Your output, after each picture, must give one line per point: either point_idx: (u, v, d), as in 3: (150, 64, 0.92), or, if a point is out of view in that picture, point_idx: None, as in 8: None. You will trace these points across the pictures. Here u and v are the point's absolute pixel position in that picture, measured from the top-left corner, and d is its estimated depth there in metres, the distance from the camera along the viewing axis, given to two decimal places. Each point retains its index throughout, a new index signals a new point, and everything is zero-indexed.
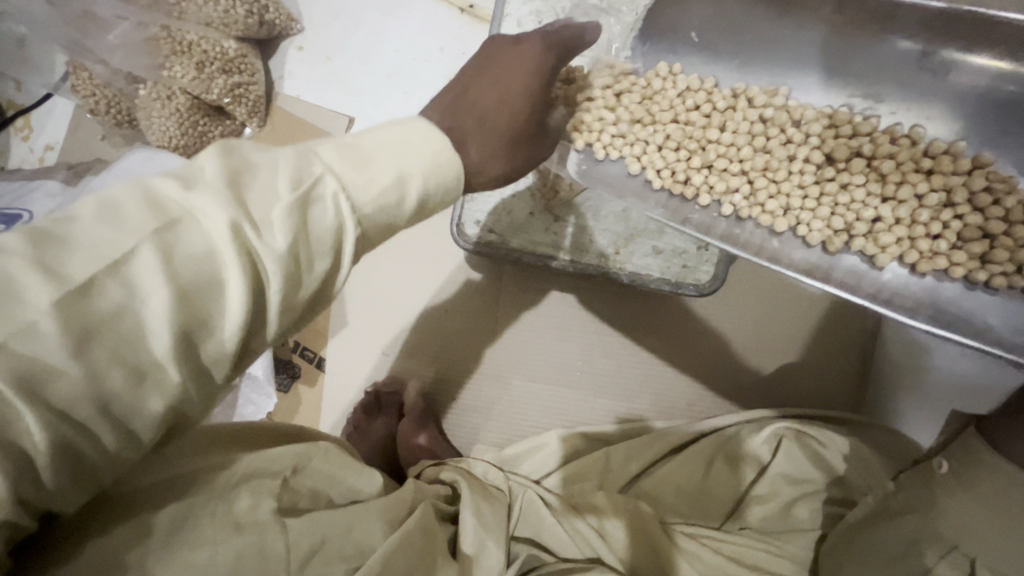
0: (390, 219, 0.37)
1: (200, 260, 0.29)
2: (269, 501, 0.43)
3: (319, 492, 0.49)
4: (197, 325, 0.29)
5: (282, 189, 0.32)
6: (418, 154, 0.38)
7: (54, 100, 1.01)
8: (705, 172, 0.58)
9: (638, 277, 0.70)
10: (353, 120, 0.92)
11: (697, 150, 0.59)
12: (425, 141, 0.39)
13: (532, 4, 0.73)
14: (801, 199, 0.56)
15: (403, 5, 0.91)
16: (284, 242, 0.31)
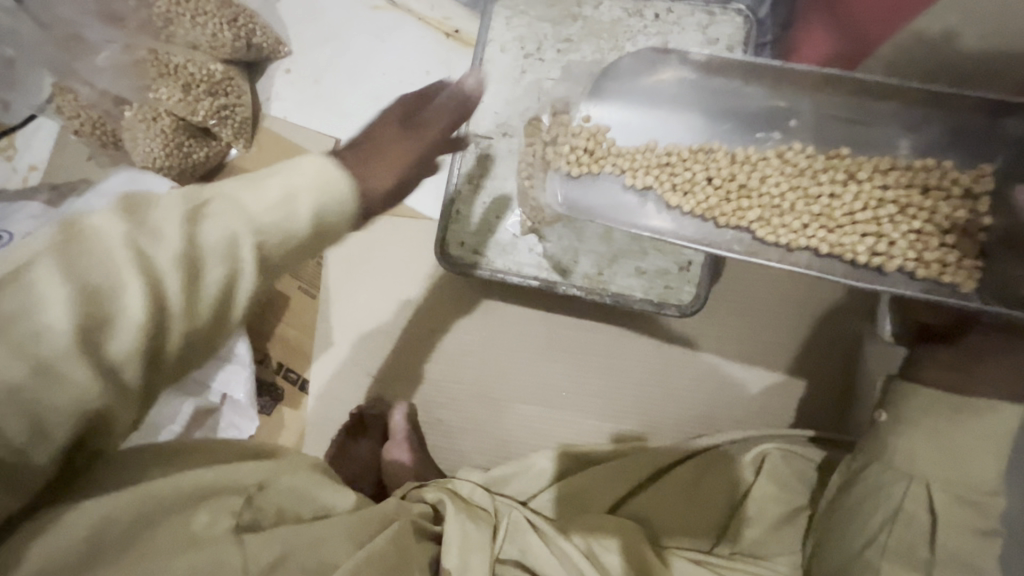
0: (287, 243, 0.39)
1: (92, 270, 0.33)
2: (227, 519, 0.42)
3: (287, 508, 0.48)
4: (99, 321, 0.33)
5: (177, 211, 0.36)
6: (305, 176, 0.40)
7: (40, 121, 1.02)
8: (718, 190, 0.64)
9: (621, 298, 0.69)
10: (340, 141, 0.92)
11: (708, 169, 0.64)
12: (319, 169, 0.41)
13: (515, 29, 0.74)
14: (805, 211, 0.63)
15: (391, 30, 0.93)
16: (179, 247, 0.35)
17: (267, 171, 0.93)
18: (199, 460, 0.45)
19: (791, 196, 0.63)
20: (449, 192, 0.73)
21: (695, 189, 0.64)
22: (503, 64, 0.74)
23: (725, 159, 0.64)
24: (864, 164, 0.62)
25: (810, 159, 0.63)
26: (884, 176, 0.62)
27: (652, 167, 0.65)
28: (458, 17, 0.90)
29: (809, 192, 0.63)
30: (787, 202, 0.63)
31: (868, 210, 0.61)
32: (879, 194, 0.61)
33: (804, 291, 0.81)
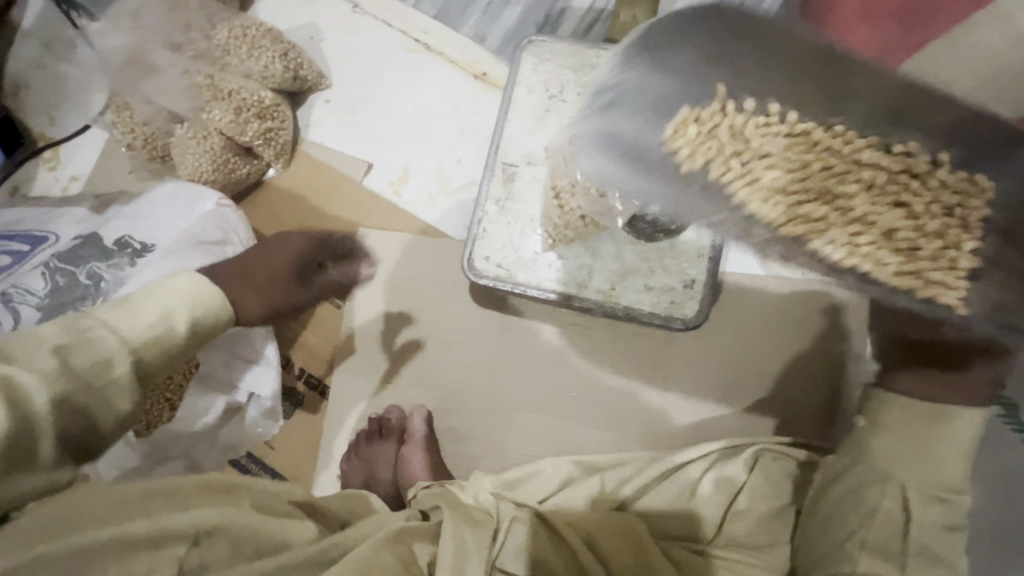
0: None
1: None
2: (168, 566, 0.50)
3: (242, 544, 0.54)
4: None
5: None
6: (181, 298, 0.60)
7: (86, 135, 1.10)
8: (705, 163, 0.50)
9: (630, 312, 0.77)
10: (372, 166, 1.01)
11: (702, 144, 0.50)
12: (196, 287, 0.61)
13: (541, 74, 0.85)
14: (791, 199, 0.48)
15: (424, 69, 1.02)
16: None
17: (301, 190, 1.01)
18: (157, 505, 0.52)
19: (794, 177, 0.49)
20: (477, 214, 0.81)
21: (758, 179, 0.48)
22: (530, 103, 0.84)
23: (707, 128, 0.50)
24: (873, 153, 0.48)
25: (781, 139, 0.50)
26: (886, 179, 0.48)
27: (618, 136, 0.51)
28: (485, 62, 1.00)
29: (822, 177, 0.48)
30: (790, 183, 0.48)
31: (862, 205, 0.48)
32: (871, 196, 0.48)
33: (805, 315, 0.86)
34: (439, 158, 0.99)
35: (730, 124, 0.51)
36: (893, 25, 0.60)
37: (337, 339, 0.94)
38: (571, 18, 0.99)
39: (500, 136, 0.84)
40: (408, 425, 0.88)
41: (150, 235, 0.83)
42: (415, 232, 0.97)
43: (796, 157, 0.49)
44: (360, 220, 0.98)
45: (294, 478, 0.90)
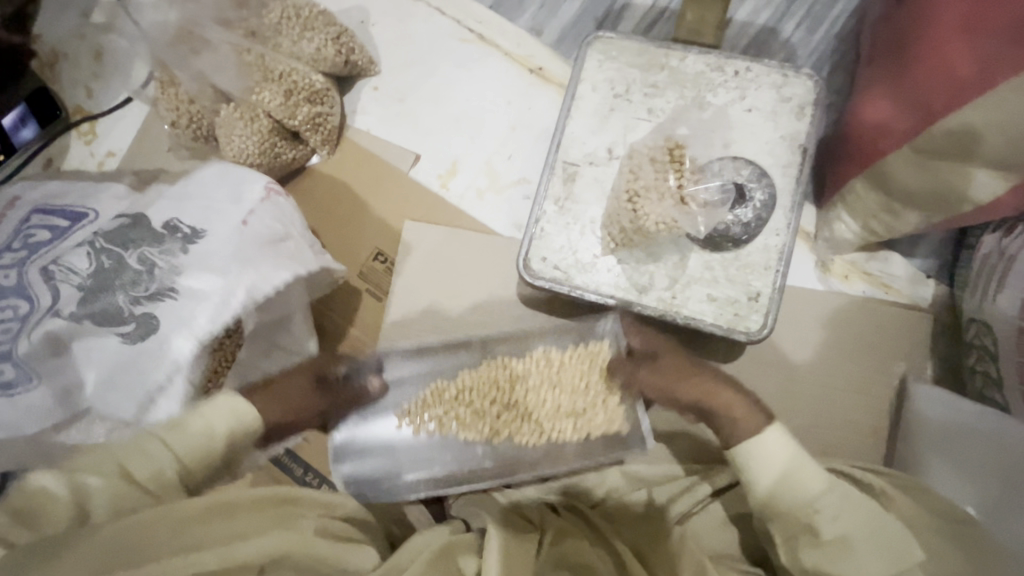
0: None
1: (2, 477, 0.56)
2: None
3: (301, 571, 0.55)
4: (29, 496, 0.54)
5: None
6: (221, 416, 0.62)
7: (125, 110, 1.08)
8: (477, 426, 0.84)
9: (692, 322, 0.74)
10: (419, 157, 0.98)
11: (451, 409, 0.84)
12: (231, 404, 0.63)
13: (605, 73, 0.82)
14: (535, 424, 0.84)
15: (477, 60, 0.99)
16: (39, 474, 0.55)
17: (345, 177, 0.98)
18: (229, 534, 0.55)
19: (510, 417, 0.84)
20: (535, 213, 0.78)
21: (482, 423, 0.84)
22: (594, 102, 0.81)
23: (507, 385, 0.84)
24: (531, 378, 0.84)
25: (505, 385, 0.84)
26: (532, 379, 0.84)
27: (426, 412, 0.84)
28: (541, 56, 0.98)
29: (504, 401, 0.84)
30: (512, 417, 0.84)
31: (551, 415, 0.84)
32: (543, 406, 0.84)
33: (865, 332, 0.83)
34: (488, 154, 0.96)
35: (466, 390, 0.84)
36: (1002, 41, 0.57)
37: (377, 333, 0.92)
38: (633, 16, 0.97)
39: (562, 134, 0.81)
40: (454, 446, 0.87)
41: (199, 220, 0.81)
42: (462, 227, 0.94)
43: (491, 396, 0.84)
44: (405, 213, 0.96)
45: (329, 472, 0.89)
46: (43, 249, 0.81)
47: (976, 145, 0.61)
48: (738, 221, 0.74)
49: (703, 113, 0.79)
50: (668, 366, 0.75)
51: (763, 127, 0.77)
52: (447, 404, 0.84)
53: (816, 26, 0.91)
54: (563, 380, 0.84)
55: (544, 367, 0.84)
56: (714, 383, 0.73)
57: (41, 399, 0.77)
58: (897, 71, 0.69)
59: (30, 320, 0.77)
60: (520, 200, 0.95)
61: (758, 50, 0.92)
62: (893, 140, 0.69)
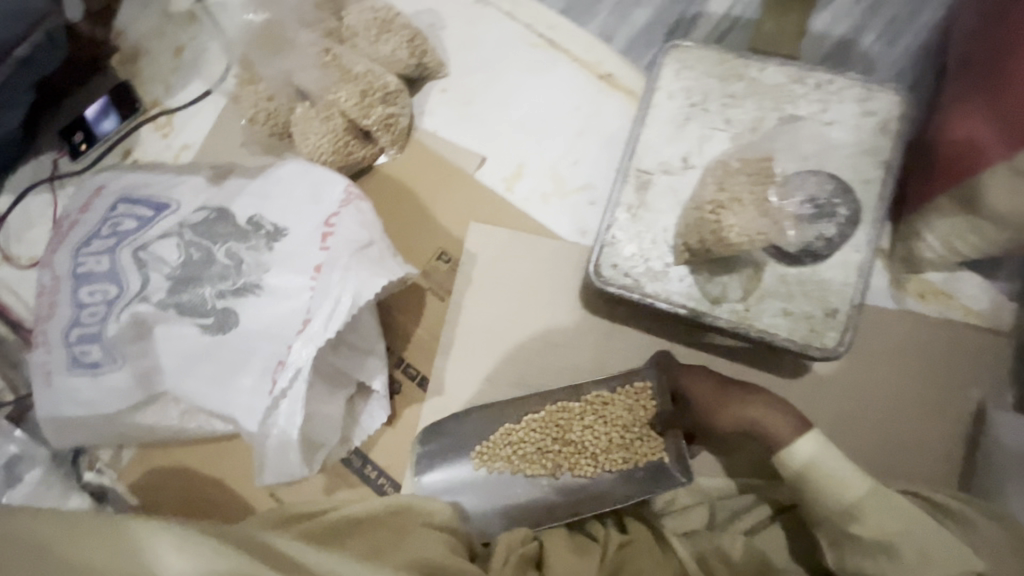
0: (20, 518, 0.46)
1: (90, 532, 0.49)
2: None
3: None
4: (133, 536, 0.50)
5: None
6: None
7: (200, 105, 1.12)
8: (542, 460, 0.84)
9: (765, 336, 0.74)
10: (485, 159, 0.99)
11: (517, 446, 0.84)
12: None
13: (681, 82, 0.82)
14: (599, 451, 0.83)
15: (546, 65, 1.00)
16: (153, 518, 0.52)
17: (411, 177, 1.00)
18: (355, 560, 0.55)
19: (571, 449, 0.84)
20: (608, 221, 0.79)
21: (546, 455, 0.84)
22: (669, 110, 0.81)
23: (559, 420, 0.85)
24: (582, 410, 0.85)
25: (557, 421, 0.85)
26: (582, 411, 0.85)
27: (491, 452, 0.84)
28: (611, 63, 0.98)
29: (561, 436, 0.84)
30: (573, 449, 0.84)
31: (612, 440, 0.83)
32: (601, 433, 0.84)
33: (941, 352, 0.81)
34: (554, 159, 0.97)
35: (523, 427, 0.85)
36: None
37: (439, 331, 0.94)
38: (704, 25, 0.96)
39: (636, 142, 0.81)
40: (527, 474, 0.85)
41: (281, 217, 0.85)
42: (525, 230, 0.95)
43: (543, 430, 0.85)
44: (469, 214, 0.97)
45: (387, 467, 0.90)
46: (129, 237, 0.87)
47: None
48: (820, 235, 0.73)
49: (782, 125, 0.78)
50: (705, 395, 0.77)
51: (845, 141, 0.76)
52: (512, 441, 0.84)
53: (898, 38, 0.89)
54: (607, 415, 0.84)
55: (592, 398, 0.85)
56: (740, 402, 0.75)
57: (125, 380, 0.83)
58: (994, 87, 0.67)
59: (116, 304, 0.83)
60: (585, 205, 0.95)
61: (835, 61, 0.91)
62: (987, 159, 0.67)
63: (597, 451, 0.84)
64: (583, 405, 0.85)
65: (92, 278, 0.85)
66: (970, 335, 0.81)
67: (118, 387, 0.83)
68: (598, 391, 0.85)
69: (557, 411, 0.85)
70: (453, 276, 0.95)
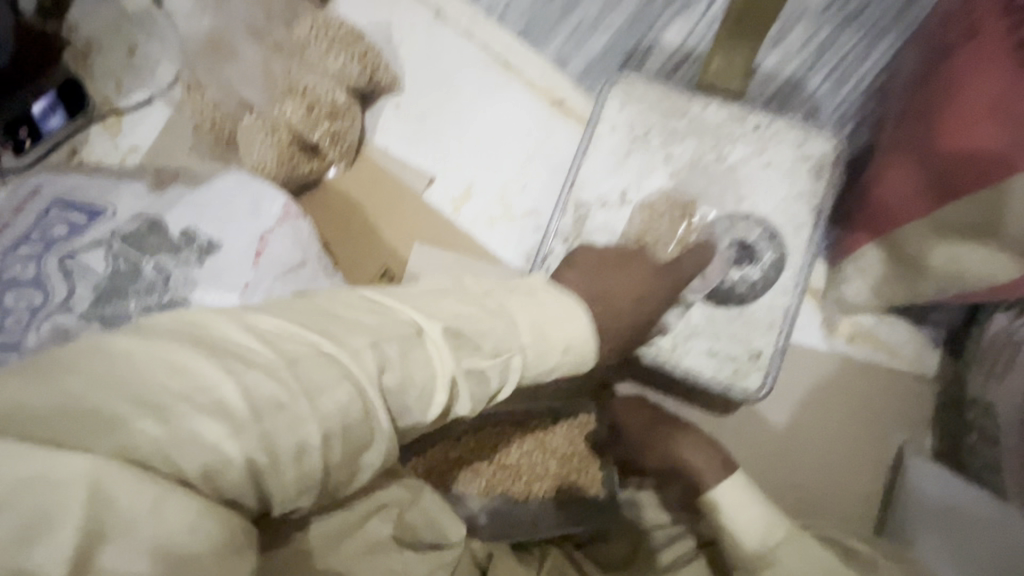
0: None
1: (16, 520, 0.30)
2: (389, 526, 0.54)
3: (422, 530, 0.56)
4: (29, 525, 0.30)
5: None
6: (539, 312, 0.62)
7: (151, 107, 1.10)
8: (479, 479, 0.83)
9: (690, 374, 0.75)
10: (434, 179, 0.99)
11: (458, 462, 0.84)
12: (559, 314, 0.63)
13: (625, 115, 0.82)
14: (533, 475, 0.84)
15: (500, 87, 1.00)
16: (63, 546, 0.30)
17: (360, 192, 0.99)
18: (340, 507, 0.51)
19: (506, 471, 0.84)
20: (543, 251, 0.79)
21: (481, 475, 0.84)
22: (612, 142, 0.81)
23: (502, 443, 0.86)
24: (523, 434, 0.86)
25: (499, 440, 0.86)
26: (524, 436, 0.86)
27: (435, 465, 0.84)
28: (565, 88, 0.98)
29: (500, 457, 0.85)
30: (508, 471, 0.84)
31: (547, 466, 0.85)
32: (538, 457, 0.85)
33: (864, 396, 0.82)
34: (505, 181, 0.97)
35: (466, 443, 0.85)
36: None
37: None
38: (658, 56, 0.97)
39: (577, 173, 0.81)
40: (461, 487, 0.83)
41: (215, 230, 0.84)
42: (470, 253, 0.95)
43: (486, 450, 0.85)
44: (414, 234, 0.96)
45: None
46: (59, 243, 0.84)
47: (993, 229, 0.59)
48: (746, 280, 0.73)
49: (720, 164, 0.79)
50: (641, 424, 0.82)
51: (779, 183, 0.77)
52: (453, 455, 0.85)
53: (843, 81, 0.91)
54: (546, 442, 0.86)
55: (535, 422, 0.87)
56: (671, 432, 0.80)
57: None
58: (921, 139, 0.68)
59: (39, 313, 0.80)
60: (531, 230, 0.95)
61: (781, 101, 0.92)
62: (912, 212, 0.68)
63: (531, 477, 0.84)
64: (525, 432, 0.86)
65: (20, 286, 0.82)
66: (896, 380, 0.82)
67: None
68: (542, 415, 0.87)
69: (500, 432, 0.86)
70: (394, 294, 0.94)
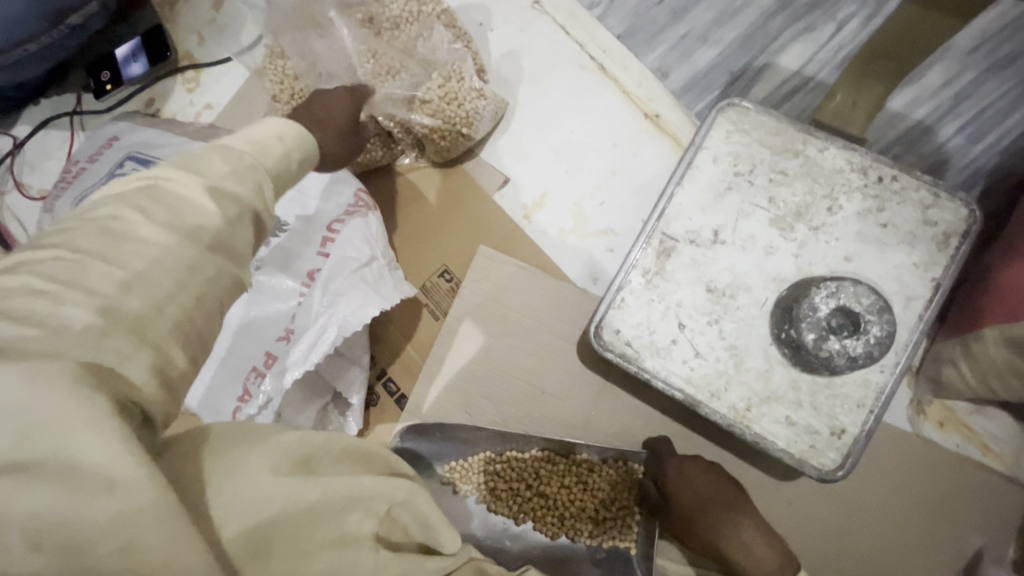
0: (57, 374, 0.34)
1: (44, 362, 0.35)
2: (373, 523, 0.44)
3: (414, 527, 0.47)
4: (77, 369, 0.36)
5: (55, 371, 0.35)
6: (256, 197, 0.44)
7: (230, 66, 1.07)
8: (514, 505, 0.80)
9: (763, 441, 0.68)
10: (508, 181, 0.94)
11: (497, 481, 0.80)
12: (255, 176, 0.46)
13: (731, 146, 0.75)
14: (568, 513, 0.80)
15: (591, 91, 0.93)
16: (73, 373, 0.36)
17: (429, 186, 0.94)
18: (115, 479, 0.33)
19: (542, 503, 0.80)
20: (619, 281, 0.73)
21: (515, 501, 0.80)
22: (711, 175, 0.75)
23: (543, 473, 0.80)
24: (567, 469, 0.80)
25: (541, 470, 0.80)
26: (567, 470, 0.80)
27: (471, 480, 0.80)
28: (661, 102, 0.91)
29: (537, 487, 0.80)
30: (542, 504, 0.80)
31: (584, 507, 0.79)
32: (577, 497, 0.79)
33: (944, 490, 0.75)
34: (583, 193, 0.91)
35: (506, 466, 0.80)
36: None
37: (428, 351, 0.90)
38: (770, 79, 0.89)
39: (667, 202, 0.75)
40: (488, 512, 0.80)
41: None
42: (536, 266, 0.90)
43: (526, 478, 0.80)
44: (480, 238, 0.92)
45: None
46: None
47: None
48: (843, 352, 0.66)
49: (829, 216, 0.71)
50: (704, 495, 0.71)
51: (893, 247, 0.69)
52: (490, 473, 0.80)
53: (979, 135, 0.80)
54: (587, 482, 0.79)
55: (581, 459, 0.79)
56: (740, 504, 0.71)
57: None
58: None
59: None
60: (602, 250, 0.89)
61: (904, 148, 0.82)
62: None
63: (565, 514, 0.80)
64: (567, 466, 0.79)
65: None
66: (984, 477, 0.75)
67: None
68: (590, 454, 0.79)
69: (542, 461, 0.80)
70: (451, 297, 0.91)
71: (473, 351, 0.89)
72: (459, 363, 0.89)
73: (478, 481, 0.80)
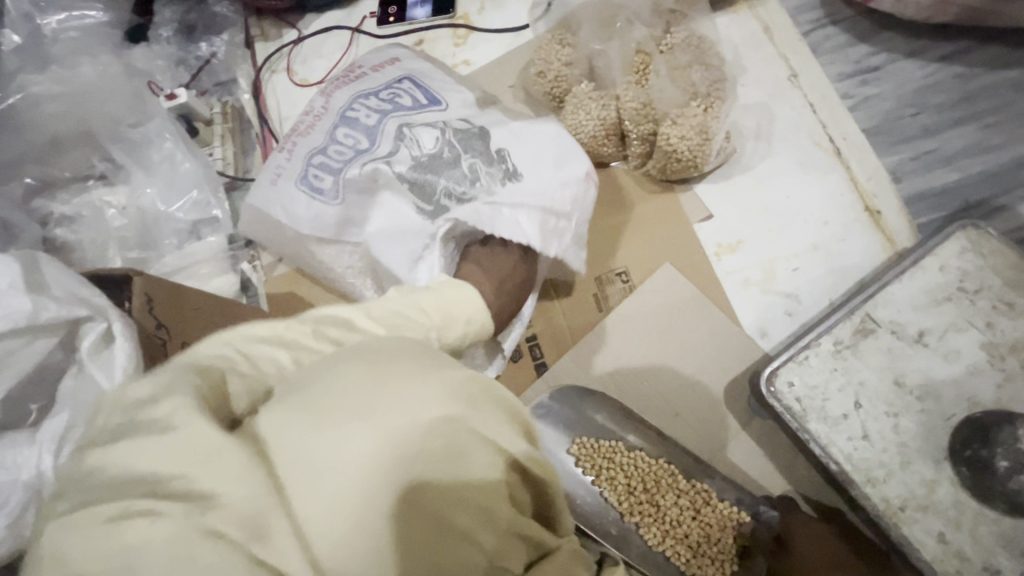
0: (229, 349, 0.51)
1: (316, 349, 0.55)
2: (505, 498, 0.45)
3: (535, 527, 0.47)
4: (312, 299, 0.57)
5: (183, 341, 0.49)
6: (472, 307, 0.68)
7: (497, 36, 1.21)
8: (627, 502, 0.85)
9: (910, 546, 0.68)
10: (710, 217, 0.99)
11: (619, 475, 0.86)
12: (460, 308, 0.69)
13: (965, 262, 0.76)
14: (674, 532, 0.83)
15: (819, 168, 0.98)
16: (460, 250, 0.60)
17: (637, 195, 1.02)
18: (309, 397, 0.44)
19: (653, 512, 0.84)
20: (809, 340, 0.76)
21: (629, 499, 0.85)
22: (933, 280, 0.76)
23: (663, 485, 0.85)
24: (687, 490, 0.84)
25: (662, 481, 0.85)
26: (686, 493, 0.84)
27: (596, 463, 0.86)
28: (887, 202, 0.94)
29: (652, 496, 0.85)
30: (653, 513, 0.84)
31: (691, 533, 0.83)
32: (686, 521, 0.83)
33: None
34: (779, 254, 0.95)
35: (631, 464, 0.86)
36: None
37: (582, 334, 0.95)
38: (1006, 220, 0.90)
39: (880, 289, 0.77)
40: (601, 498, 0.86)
41: (524, 164, 0.91)
42: (713, 301, 0.94)
43: (646, 482, 0.85)
44: (668, 257, 0.97)
45: None
46: (401, 111, 0.96)
47: None
48: None
49: None
50: None
51: None
52: (616, 464, 0.86)
53: None
54: (700, 510, 0.83)
55: (703, 488, 0.84)
56: None
57: (334, 217, 0.94)
58: None
59: (361, 156, 0.94)
60: (780, 311, 0.92)
61: None
62: None
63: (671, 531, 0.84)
64: (688, 488, 0.84)
65: (355, 125, 0.96)
66: None
67: (325, 219, 0.94)
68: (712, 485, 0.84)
69: (666, 474, 0.85)
70: (624, 297, 0.96)
71: (627, 352, 0.93)
72: (610, 357, 0.93)
73: (602, 466, 0.86)
